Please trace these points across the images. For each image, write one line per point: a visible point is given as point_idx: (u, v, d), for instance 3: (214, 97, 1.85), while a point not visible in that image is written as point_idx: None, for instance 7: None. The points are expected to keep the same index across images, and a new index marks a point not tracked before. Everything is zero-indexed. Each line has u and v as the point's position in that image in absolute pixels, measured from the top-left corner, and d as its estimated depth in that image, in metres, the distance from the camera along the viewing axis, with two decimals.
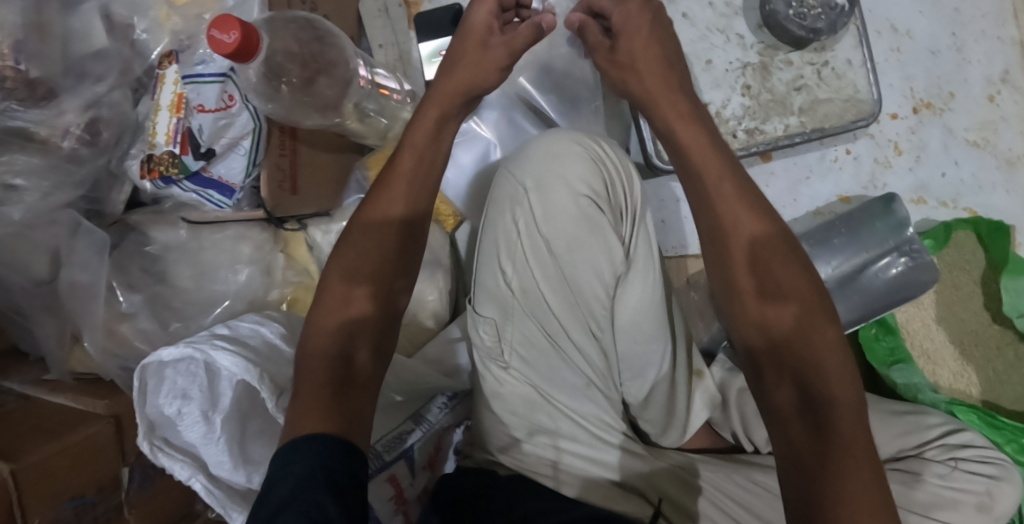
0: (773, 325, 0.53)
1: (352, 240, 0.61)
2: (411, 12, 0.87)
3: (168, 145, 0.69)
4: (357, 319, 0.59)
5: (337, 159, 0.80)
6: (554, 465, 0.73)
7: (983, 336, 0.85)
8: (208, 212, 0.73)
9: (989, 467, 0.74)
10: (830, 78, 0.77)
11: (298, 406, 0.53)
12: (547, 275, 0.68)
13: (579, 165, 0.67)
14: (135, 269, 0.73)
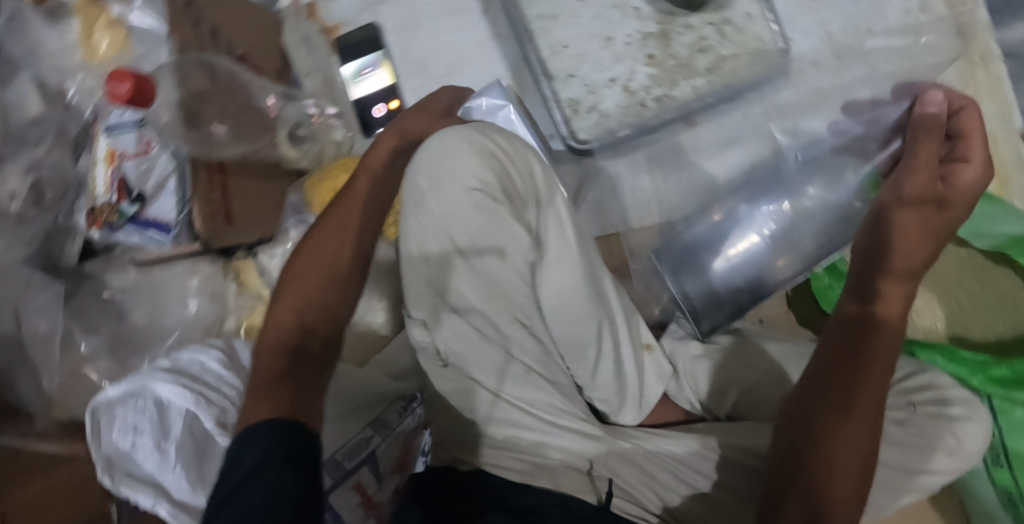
0: (835, 360, 0.61)
1: (310, 253, 0.64)
2: (331, 38, 0.92)
3: (107, 194, 0.74)
4: (311, 330, 0.61)
5: (269, 187, 0.84)
6: (521, 459, 0.74)
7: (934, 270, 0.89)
8: (154, 252, 0.77)
9: (951, 408, 0.75)
10: (732, 33, 0.78)
11: (249, 403, 0.55)
12: (461, 272, 0.69)
13: (470, 158, 0.67)
14: (91, 312, 0.78)
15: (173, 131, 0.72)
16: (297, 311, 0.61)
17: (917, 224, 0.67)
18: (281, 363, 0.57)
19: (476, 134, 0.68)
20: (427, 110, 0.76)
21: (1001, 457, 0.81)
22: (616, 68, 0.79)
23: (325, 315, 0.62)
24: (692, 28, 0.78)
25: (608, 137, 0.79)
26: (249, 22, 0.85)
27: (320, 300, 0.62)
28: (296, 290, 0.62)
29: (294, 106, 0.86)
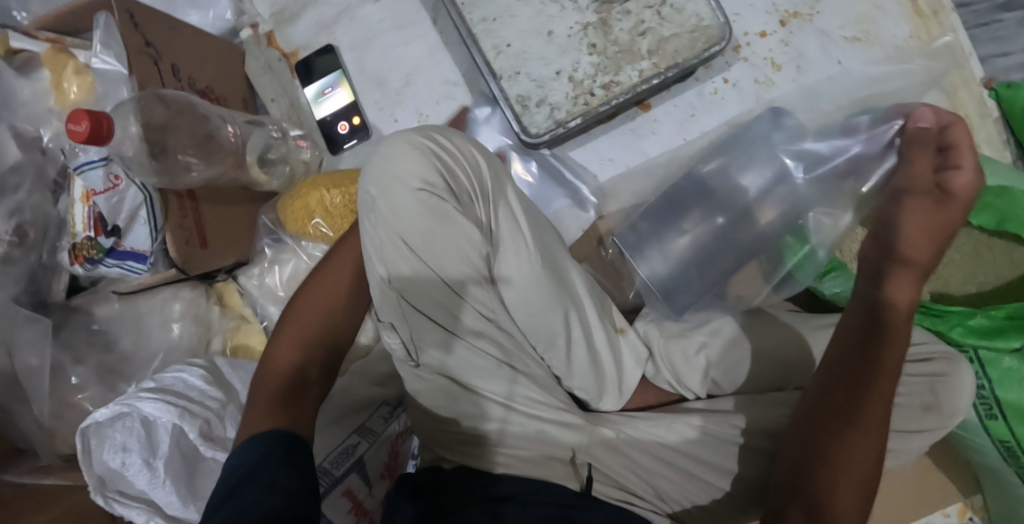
0: (846, 363, 0.67)
1: (312, 288, 0.73)
2: (292, 63, 0.95)
3: (86, 231, 0.78)
4: (310, 346, 0.71)
5: (241, 211, 0.87)
6: (503, 451, 0.76)
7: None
8: (134, 282, 0.81)
9: (931, 365, 0.75)
10: (670, 14, 0.80)
11: (254, 412, 0.65)
12: (418, 271, 0.70)
13: (412, 161, 0.68)
14: (82, 343, 0.82)
15: (138, 162, 0.73)
16: (299, 336, 0.71)
17: (921, 232, 0.69)
18: (279, 379, 0.68)
19: (418, 138, 0.70)
20: None
21: (992, 406, 0.83)
22: (560, 60, 0.82)
23: (324, 335, 0.72)
24: (630, 14, 0.81)
25: (557, 127, 0.81)
26: (208, 55, 0.88)
27: (324, 326, 0.72)
28: (299, 318, 0.71)
29: (261, 133, 0.88)
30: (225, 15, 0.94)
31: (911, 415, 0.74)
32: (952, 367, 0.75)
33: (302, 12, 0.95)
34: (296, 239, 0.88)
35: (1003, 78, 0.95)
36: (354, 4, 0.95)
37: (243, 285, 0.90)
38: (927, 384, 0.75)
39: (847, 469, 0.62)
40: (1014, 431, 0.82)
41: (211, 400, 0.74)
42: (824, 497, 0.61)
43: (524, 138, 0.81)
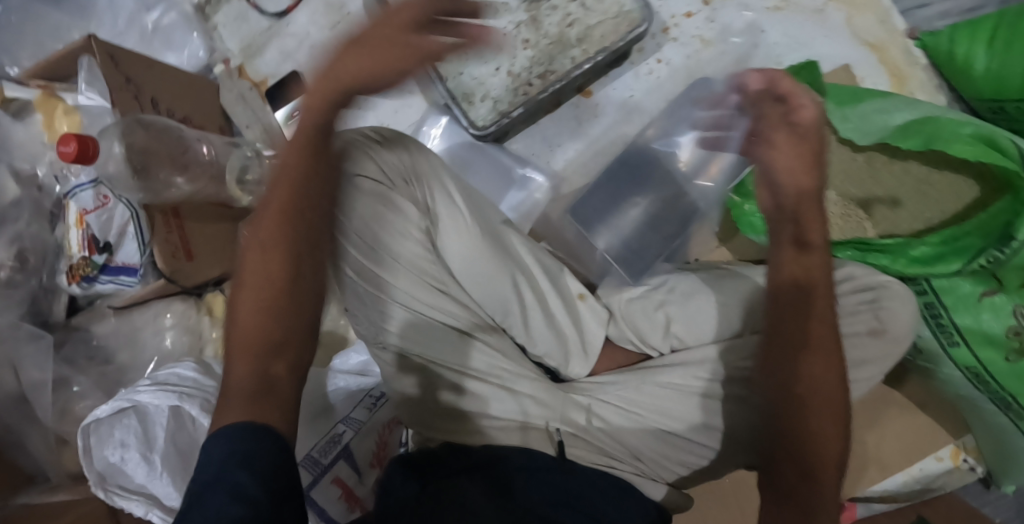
0: (780, 299, 0.68)
1: (248, 278, 0.62)
2: (262, 91, 1.05)
3: (82, 252, 0.84)
4: (270, 348, 0.60)
5: (220, 228, 0.93)
6: (485, 428, 0.79)
7: (843, 168, 0.95)
8: (129, 296, 0.88)
9: (869, 293, 0.81)
10: (593, 3, 0.91)
11: (224, 411, 0.56)
12: (367, 253, 0.75)
13: (345, 154, 0.74)
14: (82, 358, 0.88)
15: (123, 182, 0.80)
16: (246, 341, 0.60)
17: (803, 184, 0.66)
18: (246, 381, 0.58)
19: (352, 135, 0.76)
20: (390, 21, 0.60)
21: (951, 331, 0.87)
22: (499, 59, 0.92)
23: (276, 335, 0.61)
24: (557, 9, 0.91)
25: (502, 119, 0.89)
26: (185, 87, 0.97)
27: (269, 324, 0.61)
28: (245, 316, 0.61)
29: (238, 155, 0.94)
30: (198, 53, 1.06)
31: (861, 343, 0.78)
32: (890, 293, 0.80)
33: (267, 46, 1.07)
34: None
35: (926, 27, 0.99)
36: (313, 34, 1.06)
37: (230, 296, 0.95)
38: (871, 312, 0.79)
39: (816, 403, 0.64)
40: (976, 354, 0.85)
41: (203, 387, 0.79)
42: (799, 438, 0.64)
43: (473, 131, 0.90)
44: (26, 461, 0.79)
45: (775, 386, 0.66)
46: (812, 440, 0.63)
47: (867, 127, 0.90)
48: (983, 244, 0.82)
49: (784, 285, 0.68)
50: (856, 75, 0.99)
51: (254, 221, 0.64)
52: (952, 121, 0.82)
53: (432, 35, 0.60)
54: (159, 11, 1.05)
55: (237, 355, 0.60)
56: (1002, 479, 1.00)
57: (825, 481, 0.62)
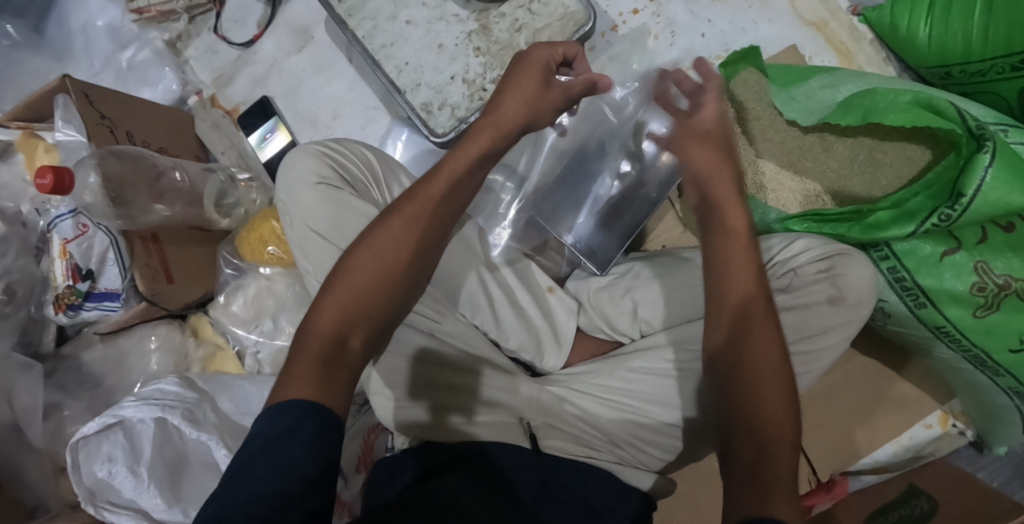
0: (718, 266, 0.67)
1: (379, 245, 0.70)
2: (234, 118, 1.11)
3: (65, 281, 0.89)
4: (355, 320, 0.67)
5: (199, 250, 0.97)
6: (465, 423, 0.81)
7: (795, 144, 0.97)
8: (113, 321, 0.91)
9: (825, 263, 0.81)
10: (539, 9, 0.98)
11: (291, 369, 0.63)
12: (333, 257, 0.79)
13: (305, 164, 0.80)
14: (72, 383, 0.91)
15: (101, 210, 0.84)
16: (346, 306, 0.67)
17: (710, 146, 0.69)
18: (318, 343, 0.64)
19: (311, 146, 0.82)
20: (527, 88, 0.77)
21: (916, 293, 0.86)
22: (451, 68, 0.99)
23: (370, 312, 0.68)
24: (506, 15, 0.99)
25: (460, 124, 0.96)
26: (159, 120, 1.01)
27: (372, 302, 0.69)
28: (350, 283, 0.68)
29: (214, 180, 0.99)
30: (172, 87, 1.11)
31: (820, 312, 0.79)
32: (848, 260, 0.80)
33: (236, 74, 1.13)
34: (255, 267, 0.98)
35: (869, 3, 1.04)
36: (280, 59, 1.11)
37: (214, 316, 0.98)
38: (828, 280, 0.80)
39: (766, 373, 0.64)
40: (946, 313, 0.86)
41: (185, 399, 0.83)
42: (752, 412, 0.64)
43: (434, 138, 0.95)
44: (25, 493, 0.82)
45: (727, 362, 0.66)
46: (765, 412, 0.63)
47: (813, 106, 0.95)
48: (934, 205, 0.81)
49: (718, 250, 0.67)
50: (803, 54, 1.05)
51: (407, 193, 0.74)
52: (891, 90, 0.86)
53: (562, 82, 0.80)
54: (132, 49, 1.11)
55: (319, 314, 0.67)
56: (991, 441, 1.00)
57: (781, 454, 0.62)
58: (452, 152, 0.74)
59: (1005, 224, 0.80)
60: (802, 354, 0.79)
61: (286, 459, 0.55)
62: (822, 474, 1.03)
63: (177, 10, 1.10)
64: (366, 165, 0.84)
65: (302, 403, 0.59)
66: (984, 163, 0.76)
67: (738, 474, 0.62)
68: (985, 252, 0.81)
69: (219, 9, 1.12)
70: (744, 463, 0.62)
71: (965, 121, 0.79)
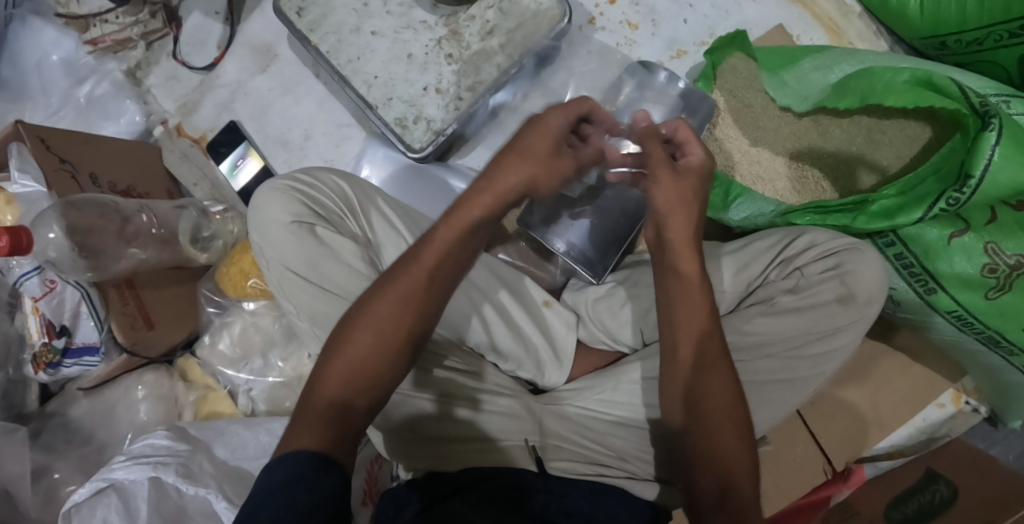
0: (678, 325, 0.67)
1: (375, 311, 0.65)
2: (202, 146, 1.06)
3: (42, 338, 0.85)
4: (367, 384, 0.63)
5: (177, 290, 0.93)
6: (474, 446, 0.79)
7: (790, 132, 0.93)
8: (96, 375, 0.89)
9: (828, 261, 0.78)
10: (509, 7, 0.94)
11: (297, 427, 0.60)
12: (318, 297, 0.76)
13: (277, 202, 0.76)
14: (60, 443, 0.88)
15: (69, 264, 0.79)
16: (350, 375, 0.63)
17: (676, 210, 0.68)
18: (324, 405, 0.61)
19: (281, 181, 0.78)
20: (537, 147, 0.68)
21: (925, 278, 0.83)
22: (424, 78, 0.95)
23: (375, 375, 0.64)
24: (476, 18, 0.95)
25: (437, 136, 0.93)
26: (125, 157, 0.96)
27: (377, 369, 0.64)
28: (353, 348, 0.64)
29: (187, 216, 0.93)
30: (136, 119, 1.07)
31: (831, 312, 0.76)
32: (856, 257, 0.77)
33: (201, 100, 1.07)
34: (238, 302, 0.95)
35: None
36: (244, 81, 1.07)
37: (202, 357, 0.96)
38: (835, 279, 0.77)
39: (719, 418, 0.65)
40: (956, 297, 0.81)
41: (178, 452, 0.79)
42: (712, 450, 0.65)
43: (411, 154, 0.93)
44: None
45: (687, 400, 0.66)
46: (720, 451, 0.64)
47: (806, 89, 0.91)
48: (940, 189, 0.76)
49: (674, 307, 0.67)
50: (792, 34, 1.00)
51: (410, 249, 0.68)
52: (887, 69, 0.81)
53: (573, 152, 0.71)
54: (90, 82, 1.06)
55: (327, 375, 0.63)
56: (1006, 416, 0.97)
57: (742, 487, 0.64)
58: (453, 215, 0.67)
59: (1016, 203, 0.75)
60: (813, 356, 0.77)
61: (280, 506, 0.51)
62: (839, 463, 0.99)
63: (133, 38, 1.05)
64: (340, 194, 0.79)
65: (308, 455, 0.56)
66: (991, 141, 0.71)
67: (706, 507, 0.65)
68: (995, 232, 0.77)
69: (176, 32, 1.07)
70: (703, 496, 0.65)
71: (967, 99, 0.74)
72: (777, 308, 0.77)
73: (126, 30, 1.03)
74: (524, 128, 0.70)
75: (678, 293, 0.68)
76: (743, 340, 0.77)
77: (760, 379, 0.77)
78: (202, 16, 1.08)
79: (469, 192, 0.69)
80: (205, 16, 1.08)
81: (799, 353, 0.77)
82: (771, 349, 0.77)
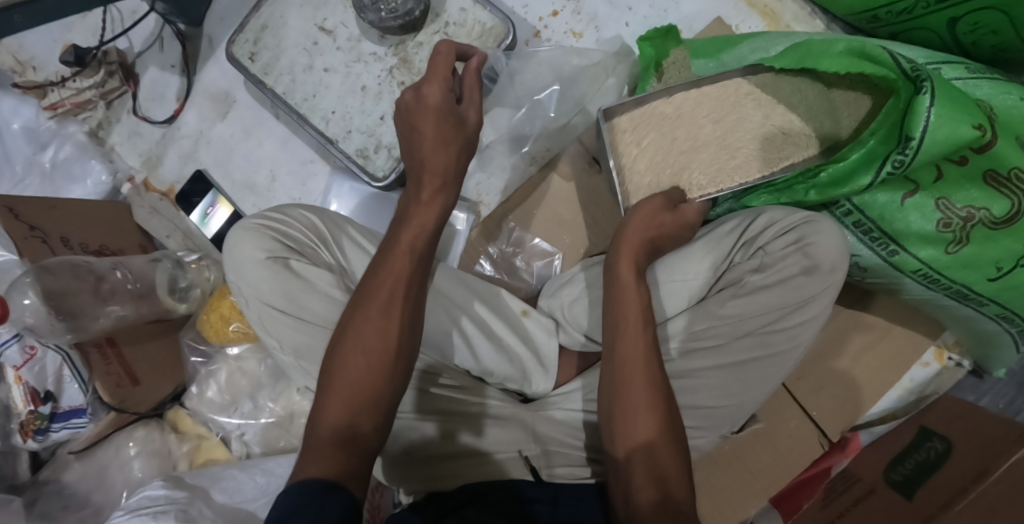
0: (622, 354, 0.71)
1: (360, 329, 0.67)
2: (171, 199, 1.07)
3: (27, 406, 0.84)
4: (369, 404, 0.64)
5: (160, 344, 0.95)
6: (476, 461, 0.81)
7: (675, 153, 0.90)
8: (86, 436, 0.90)
9: (791, 236, 0.80)
10: (455, 30, 0.97)
11: (306, 459, 0.60)
12: (299, 331, 0.77)
13: (248, 240, 0.77)
14: (56, 509, 0.88)
15: (47, 328, 0.79)
16: (351, 395, 0.64)
17: (624, 248, 0.78)
18: (327, 431, 0.62)
19: (253, 220, 0.79)
20: (427, 107, 0.71)
21: (886, 240, 0.85)
22: (379, 108, 0.97)
23: (375, 394, 0.65)
24: (423, 43, 0.97)
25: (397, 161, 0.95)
26: (95, 219, 0.97)
27: (377, 386, 0.65)
28: (350, 371, 0.65)
29: (162, 268, 0.94)
30: (102, 178, 1.08)
31: (798, 285, 0.78)
32: (817, 229, 0.79)
33: (165, 154, 1.09)
34: (221, 348, 0.96)
35: None
36: (205, 129, 1.08)
37: (191, 406, 0.98)
38: (799, 253, 0.79)
39: (645, 436, 0.67)
40: (918, 255, 0.84)
41: (176, 499, 0.79)
42: (645, 464, 0.66)
43: (376, 183, 0.96)
44: None
45: (613, 413, 0.69)
46: (650, 464, 0.66)
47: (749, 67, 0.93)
48: (886, 152, 0.78)
49: (617, 324, 0.73)
50: (730, 24, 1.03)
51: (377, 263, 0.70)
52: (822, 43, 0.83)
53: (467, 103, 0.74)
54: (53, 147, 1.07)
55: (328, 403, 0.64)
56: (989, 366, 0.98)
57: (677, 491, 0.65)
58: (397, 234, 0.70)
59: (958, 158, 0.79)
60: (787, 329, 0.79)
61: None
62: (834, 434, 1.00)
63: (92, 99, 1.07)
64: (312, 227, 0.80)
65: (320, 482, 0.56)
66: (926, 103, 0.73)
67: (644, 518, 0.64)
68: (944, 188, 0.80)
69: (135, 89, 1.09)
70: (638, 486, 0.66)
71: (899, 65, 0.76)
72: (748, 290, 0.79)
73: (85, 92, 1.06)
74: (408, 112, 0.73)
75: (627, 313, 0.73)
76: (721, 327, 0.79)
77: (738, 359, 0.79)
78: (158, 71, 1.09)
79: (415, 202, 0.72)
80: (161, 71, 1.09)
81: (775, 327, 0.79)
82: (748, 329, 0.79)
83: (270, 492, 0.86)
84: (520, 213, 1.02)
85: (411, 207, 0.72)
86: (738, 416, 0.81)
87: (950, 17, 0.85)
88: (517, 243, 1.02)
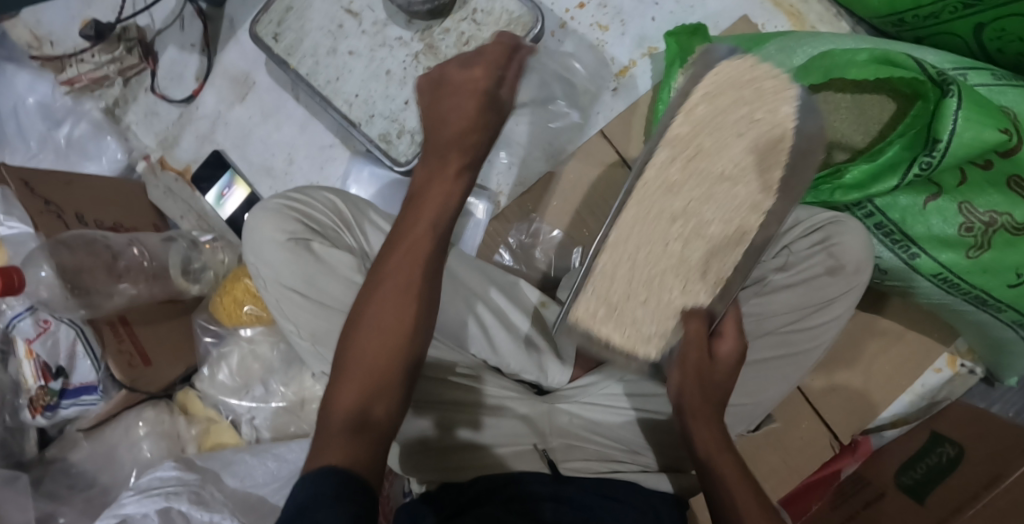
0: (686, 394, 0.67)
1: (373, 311, 0.65)
2: (186, 179, 1.06)
3: (37, 382, 0.83)
4: (383, 391, 0.63)
5: (172, 326, 0.93)
6: (487, 452, 0.78)
7: (676, 276, 0.60)
8: (95, 415, 0.88)
9: (815, 236, 0.80)
10: (483, 17, 0.95)
11: (319, 446, 0.59)
12: (317, 314, 0.76)
13: (270, 220, 0.76)
14: (63, 488, 0.87)
15: (60, 303, 0.79)
16: (366, 382, 0.63)
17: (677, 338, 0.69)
18: (341, 417, 0.61)
19: (274, 201, 0.78)
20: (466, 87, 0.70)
21: (906, 243, 0.85)
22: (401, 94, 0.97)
23: (389, 379, 0.64)
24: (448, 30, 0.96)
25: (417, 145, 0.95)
26: (110, 196, 0.96)
27: (389, 370, 0.64)
28: (363, 356, 0.64)
29: (176, 249, 0.93)
30: (117, 156, 1.08)
31: (821, 284, 0.78)
32: (841, 228, 0.78)
33: (182, 134, 1.08)
34: (233, 329, 0.95)
35: None
36: (221, 112, 1.07)
37: (201, 389, 0.96)
38: (823, 252, 0.78)
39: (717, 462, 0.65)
40: (938, 258, 0.84)
41: (187, 481, 0.78)
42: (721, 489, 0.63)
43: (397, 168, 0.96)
44: None
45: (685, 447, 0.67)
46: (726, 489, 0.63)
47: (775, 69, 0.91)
48: (911, 155, 0.78)
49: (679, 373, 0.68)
50: (756, 23, 1.03)
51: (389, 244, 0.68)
52: (846, 51, 0.83)
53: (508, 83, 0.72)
54: (68, 124, 1.07)
55: (341, 389, 0.63)
56: (1002, 374, 0.97)
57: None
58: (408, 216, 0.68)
59: (983, 162, 0.79)
60: (809, 329, 0.79)
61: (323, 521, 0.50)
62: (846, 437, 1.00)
63: (109, 75, 1.06)
64: (335, 211, 0.80)
65: (338, 471, 0.55)
66: (953, 106, 0.73)
67: None
68: (967, 192, 0.80)
69: (154, 67, 1.08)
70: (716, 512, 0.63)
71: (926, 71, 0.77)
72: (771, 288, 0.79)
73: (102, 68, 1.05)
74: (450, 87, 0.71)
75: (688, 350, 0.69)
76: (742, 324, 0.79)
77: (758, 357, 0.79)
78: (177, 50, 1.09)
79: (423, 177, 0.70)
80: (180, 50, 1.09)
81: (796, 327, 0.79)
82: (768, 327, 0.79)
83: (279, 478, 0.85)
84: (539, 204, 1.02)
85: (421, 184, 0.70)
86: (755, 413, 0.81)
87: (977, 22, 0.85)
88: (535, 235, 1.02)
